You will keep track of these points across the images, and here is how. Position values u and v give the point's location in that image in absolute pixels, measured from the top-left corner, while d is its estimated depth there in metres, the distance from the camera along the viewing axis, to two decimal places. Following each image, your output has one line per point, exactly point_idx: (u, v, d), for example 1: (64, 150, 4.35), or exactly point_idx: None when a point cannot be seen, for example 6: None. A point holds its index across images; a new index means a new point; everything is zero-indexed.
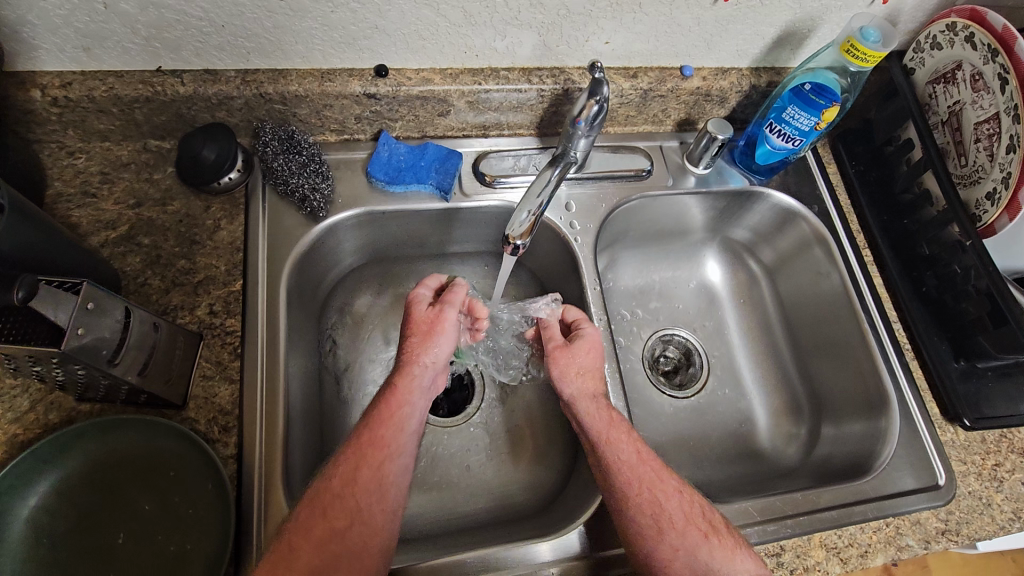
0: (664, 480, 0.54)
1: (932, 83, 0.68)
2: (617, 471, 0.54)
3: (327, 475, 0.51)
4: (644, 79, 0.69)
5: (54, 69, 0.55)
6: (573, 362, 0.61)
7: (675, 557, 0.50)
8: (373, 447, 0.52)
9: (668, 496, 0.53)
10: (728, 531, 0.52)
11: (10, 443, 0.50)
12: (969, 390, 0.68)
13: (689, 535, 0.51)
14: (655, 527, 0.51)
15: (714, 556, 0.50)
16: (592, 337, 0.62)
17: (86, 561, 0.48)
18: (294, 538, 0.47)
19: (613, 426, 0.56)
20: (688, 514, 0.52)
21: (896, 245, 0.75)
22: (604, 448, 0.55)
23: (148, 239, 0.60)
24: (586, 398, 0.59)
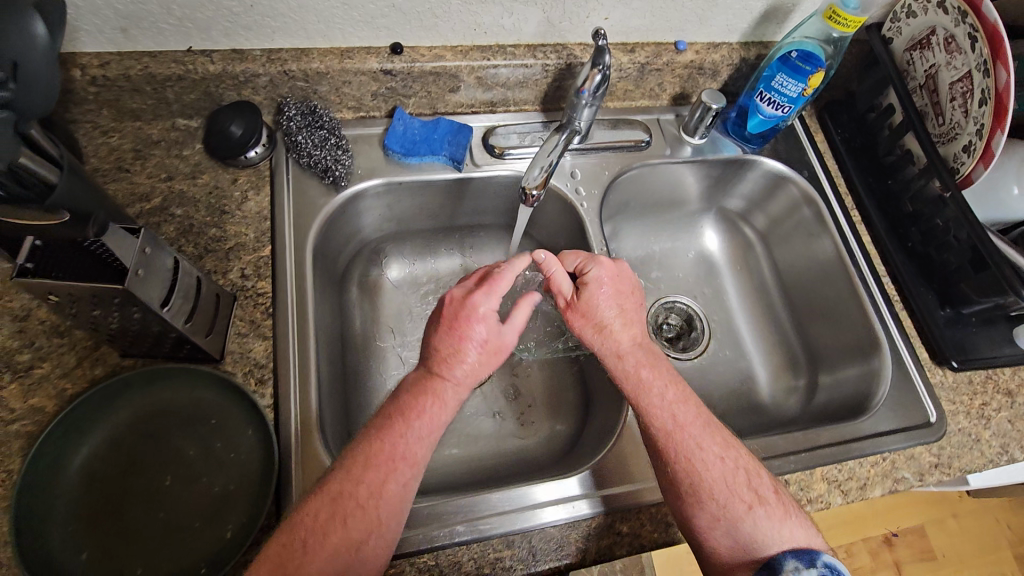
0: (704, 449, 0.55)
1: (909, 50, 0.73)
2: (658, 439, 0.56)
3: (353, 478, 0.48)
4: (642, 53, 0.74)
5: (92, 49, 0.59)
6: (590, 316, 0.63)
7: (715, 526, 0.52)
8: (404, 461, 0.49)
9: (708, 467, 0.54)
10: (776, 501, 0.53)
11: (60, 396, 0.54)
12: (955, 334, 0.72)
13: (730, 505, 0.53)
14: (694, 495, 0.53)
15: (756, 526, 0.52)
16: (596, 284, 0.63)
17: (136, 501, 0.51)
18: (307, 538, 0.45)
19: (645, 388, 0.58)
20: (731, 485, 0.53)
21: (883, 205, 0.80)
22: (639, 412, 0.58)
23: (181, 209, 0.63)
24: (612, 356, 0.61)
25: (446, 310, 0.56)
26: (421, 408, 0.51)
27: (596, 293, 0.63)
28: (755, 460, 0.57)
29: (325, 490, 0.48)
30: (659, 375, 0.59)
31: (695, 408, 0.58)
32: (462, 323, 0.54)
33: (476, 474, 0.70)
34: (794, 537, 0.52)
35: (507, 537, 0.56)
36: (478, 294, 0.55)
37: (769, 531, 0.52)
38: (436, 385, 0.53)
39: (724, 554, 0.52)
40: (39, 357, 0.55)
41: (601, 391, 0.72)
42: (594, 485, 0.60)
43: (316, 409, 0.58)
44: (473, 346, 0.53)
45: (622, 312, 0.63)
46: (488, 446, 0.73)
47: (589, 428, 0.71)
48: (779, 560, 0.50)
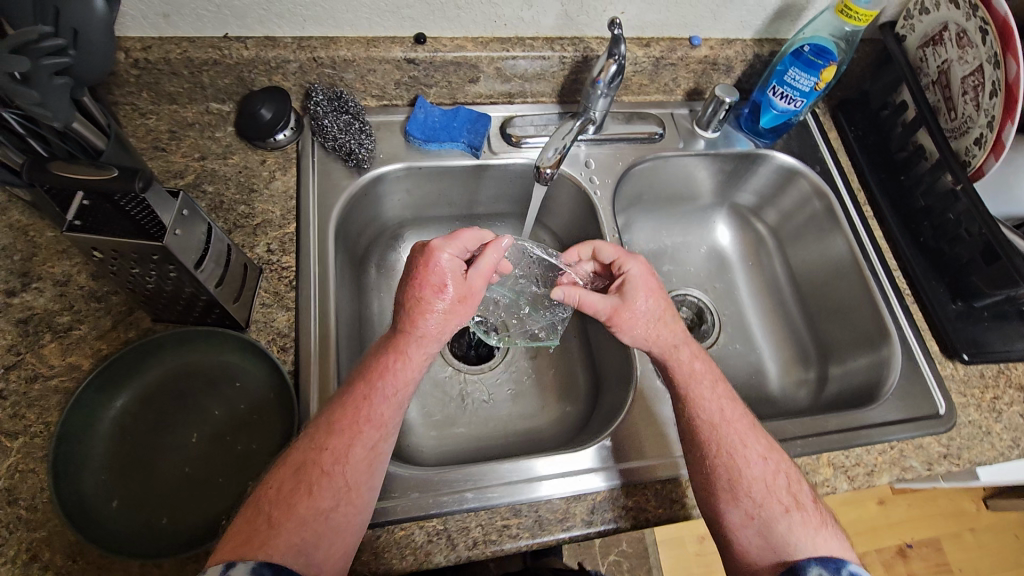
0: (749, 448, 0.57)
1: (922, 47, 0.74)
2: (700, 429, 0.58)
3: (317, 447, 0.51)
4: (656, 48, 0.76)
5: (136, 34, 0.63)
6: (635, 315, 0.62)
7: (748, 523, 0.54)
8: (371, 425, 0.53)
9: (752, 465, 0.56)
10: (813, 509, 0.55)
11: (95, 355, 0.57)
12: (967, 328, 0.72)
13: (767, 505, 0.54)
14: (731, 491, 0.55)
15: (790, 528, 0.53)
16: (637, 278, 0.64)
17: (164, 455, 0.54)
18: (273, 512, 0.48)
19: (697, 381, 0.60)
20: (771, 486, 0.55)
21: (894, 201, 0.80)
22: (685, 404, 0.60)
23: (212, 187, 0.67)
24: (669, 349, 0.62)
25: (411, 265, 0.60)
26: (382, 369, 0.56)
27: (641, 288, 0.63)
28: (795, 467, 0.58)
29: (289, 460, 0.51)
30: (709, 372, 0.61)
31: (741, 409, 0.60)
32: (423, 272, 0.58)
33: (486, 452, 0.72)
34: (828, 546, 0.53)
35: (514, 506, 0.58)
36: (440, 241, 0.59)
37: (803, 536, 0.53)
38: (405, 338, 0.57)
39: (752, 551, 0.54)
40: (77, 319, 0.58)
41: (610, 373, 0.74)
42: (599, 459, 0.61)
43: (334, 377, 0.61)
44: (436, 294, 0.57)
45: (667, 305, 0.63)
46: (498, 426, 0.75)
47: (598, 410, 0.73)
48: (803, 564, 0.50)
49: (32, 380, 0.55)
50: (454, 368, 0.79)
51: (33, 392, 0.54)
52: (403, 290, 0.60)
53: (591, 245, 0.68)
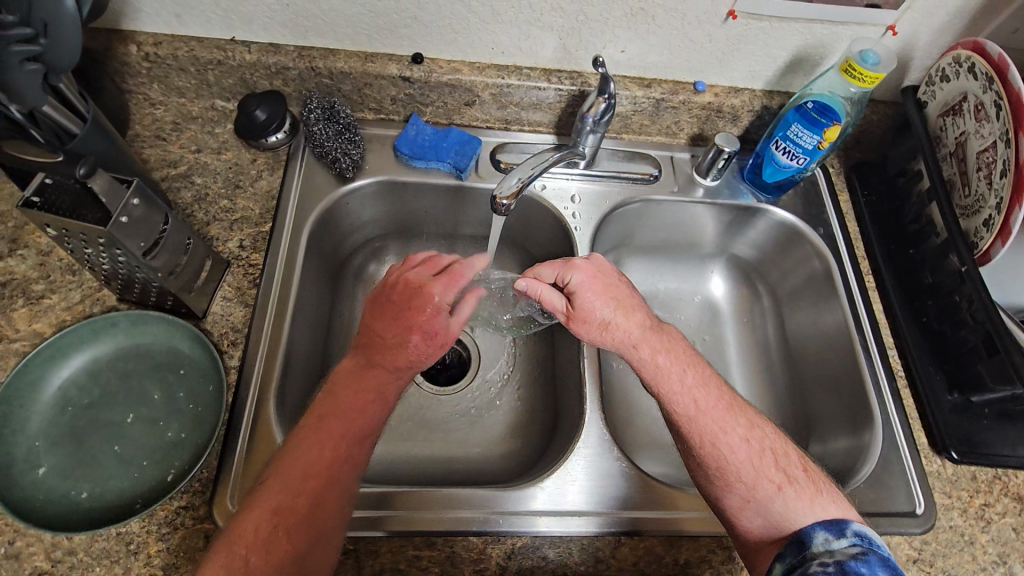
0: (729, 434, 0.56)
1: (942, 116, 0.70)
2: (681, 425, 0.57)
3: (289, 490, 0.49)
4: (658, 89, 0.75)
5: (150, 29, 0.67)
6: (585, 321, 0.62)
7: (745, 506, 0.53)
8: (343, 464, 0.52)
9: (735, 450, 0.55)
10: (805, 479, 0.54)
11: (58, 325, 0.60)
12: (963, 424, 0.66)
13: (759, 485, 0.54)
14: (722, 478, 0.55)
15: (787, 505, 0.52)
16: (584, 285, 0.63)
17: (98, 431, 0.56)
18: (249, 555, 0.46)
19: (664, 376, 0.59)
20: (758, 466, 0.55)
21: (901, 274, 0.75)
22: (660, 400, 0.59)
23: (200, 178, 0.69)
24: (627, 349, 0.61)
25: (395, 293, 0.59)
26: (360, 407, 0.54)
27: (592, 296, 0.62)
28: (777, 439, 0.57)
29: (264, 502, 0.49)
30: (677, 361, 0.60)
31: (717, 392, 0.59)
32: (416, 314, 0.57)
33: (429, 476, 0.70)
34: (828, 513, 0.52)
35: (429, 538, 0.56)
36: (439, 287, 0.58)
37: (801, 511, 0.52)
38: (381, 369, 0.56)
39: (757, 533, 0.53)
40: (50, 289, 0.61)
41: (564, 415, 0.71)
42: (526, 503, 0.59)
43: (276, 379, 0.61)
44: (416, 330, 0.57)
45: (618, 303, 0.62)
46: (448, 451, 0.73)
47: (547, 452, 0.70)
48: (807, 532, 0.50)
49: None
50: (416, 386, 0.78)
51: None
52: (380, 321, 0.58)
53: (532, 270, 0.66)
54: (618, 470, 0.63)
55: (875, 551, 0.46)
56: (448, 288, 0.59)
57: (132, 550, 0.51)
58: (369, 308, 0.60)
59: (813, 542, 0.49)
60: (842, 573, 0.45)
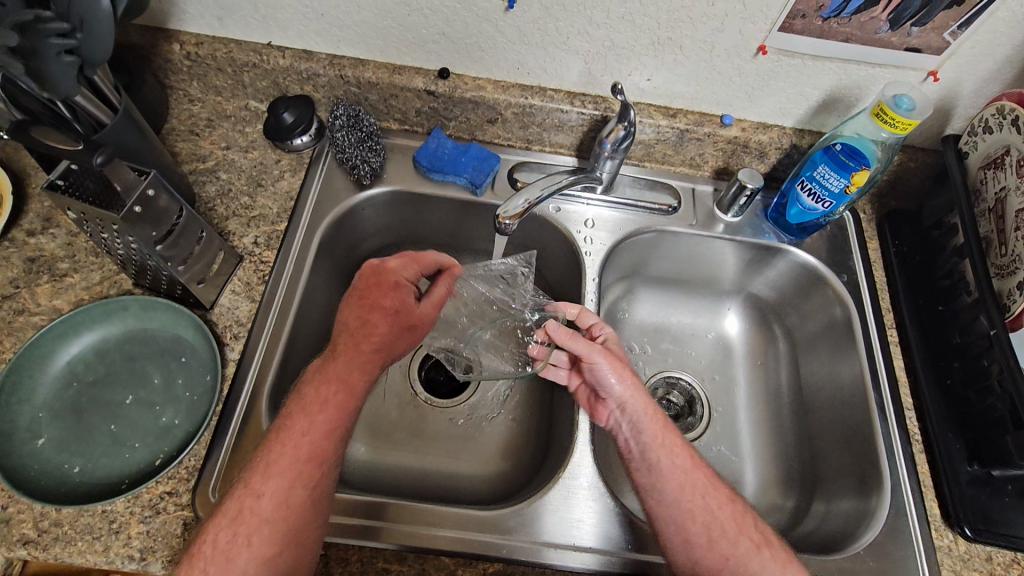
0: (717, 493, 0.59)
1: (983, 168, 0.66)
2: (673, 478, 0.59)
3: (254, 491, 0.50)
4: (682, 120, 0.73)
5: (193, 30, 0.70)
6: (613, 362, 0.63)
7: (723, 566, 0.55)
8: (314, 467, 0.52)
9: (721, 505, 0.59)
10: (779, 545, 0.57)
11: (75, 302, 0.62)
12: (981, 498, 0.61)
13: (739, 545, 0.56)
14: (706, 535, 0.56)
15: (763, 566, 0.55)
16: (613, 342, 0.68)
17: (98, 408, 0.58)
18: (209, 566, 0.46)
19: (666, 430, 0.62)
20: (741, 522, 0.58)
21: (926, 332, 0.71)
22: (656, 449, 0.61)
23: (226, 175, 0.72)
24: (639, 399, 0.63)
25: (362, 283, 0.61)
26: (325, 400, 0.55)
27: (616, 354, 0.67)
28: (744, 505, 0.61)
29: (223, 510, 0.49)
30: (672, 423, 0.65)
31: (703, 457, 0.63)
32: (375, 292, 0.60)
33: (415, 488, 0.70)
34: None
35: (400, 552, 0.56)
36: (396, 262, 0.61)
37: (775, 570, 0.54)
38: (344, 352, 0.58)
39: None
40: (73, 268, 0.64)
41: (556, 440, 0.70)
42: (503, 529, 0.58)
43: (272, 376, 0.62)
44: (384, 316, 0.59)
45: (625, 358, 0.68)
46: (437, 464, 0.73)
47: (535, 478, 0.68)
48: None
49: (19, 312, 0.61)
50: (413, 395, 0.78)
51: (17, 322, 0.61)
52: (348, 305, 0.60)
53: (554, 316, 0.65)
54: (604, 505, 0.61)
55: None
56: (409, 264, 0.62)
57: (114, 529, 0.53)
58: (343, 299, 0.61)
59: None
60: None
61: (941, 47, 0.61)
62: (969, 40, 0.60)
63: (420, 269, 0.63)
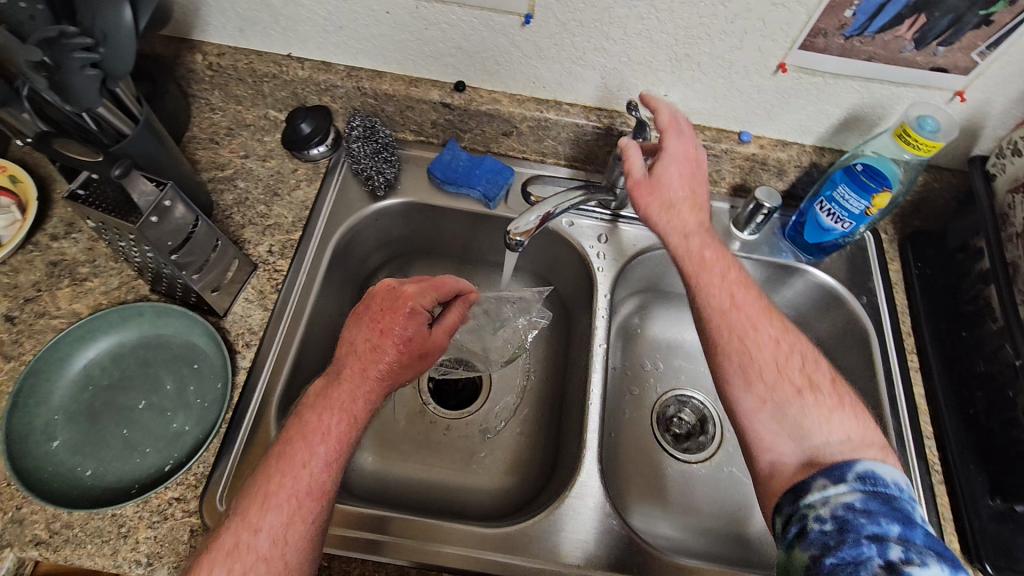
0: (759, 332, 0.56)
1: (1012, 191, 0.64)
2: (714, 317, 0.58)
3: (250, 526, 0.47)
4: (699, 136, 0.72)
5: (216, 41, 0.72)
6: (655, 198, 0.62)
7: (761, 408, 0.53)
8: (313, 498, 0.50)
9: (763, 349, 0.55)
10: (828, 391, 0.53)
11: (94, 307, 0.64)
12: (1004, 535, 0.59)
13: (780, 388, 0.53)
14: (743, 376, 0.55)
15: (803, 411, 0.52)
16: (673, 156, 0.62)
17: (112, 412, 0.59)
18: None
19: (706, 269, 0.60)
20: (783, 367, 0.54)
21: (949, 360, 0.69)
22: (695, 291, 0.60)
23: (243, 183, 0.73)
24: (678, 236, 0.62)
25: (376, 305, 0.59)
26: (328, 429, 0.52)
27: (672, 172, 0.62)
28: (810, 350, 0.57)
29: (217, 544, 0.47)
30: (721, 259, 0.61)
31: (755, 295, 0.59)
32: (389, 317, 0.58)
33: (421, 500, 0.69)
34: (842, 429, 0.51)
35: (403, 568, 0.56)
36: (415, 289, 0.60)
37: (815, 417, 0.51)
38: (350, 379, 0.55)
39: (766, 438, 0.52)
40: (93, 273, 0.66)
41: (563, 457, 0.69)
42: (507, 545, 0.58)
43: (282, 385, 0.63)
44: (394, 343, 0.56)
45: (692, 195, 0.62)
46: (444, 476, 0.72)
47: (542, 494, 0.68)
48: (808, 482, 0.47)
49: (40, 315, 0.63)
50: (422, 406, 0.78)
51: (37, 325, 0.62)
52: (357, 328, 0.58)
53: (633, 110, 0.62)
54: (610, 525, 0.60)
55: (877, 493, 0.44)
56: (426, 291, 0.61)
57: (123, 533, 0.53)
58: (354, 321, 0.59)
59: (812, 488, 0.46)
60: (846, 528, 0.42)
61: (969, 67, 0.59)
62: (998, 61, 0.58)
63: (435, 296, 0.61)
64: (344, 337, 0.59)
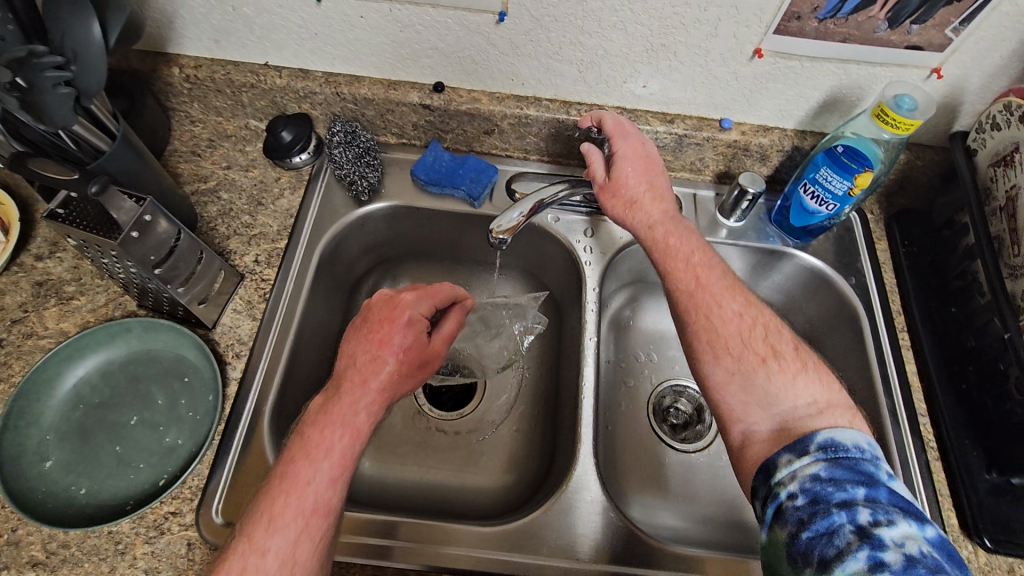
0: (724, 308, 0.57)
1: (994, 165, 0.64)
2: (680, 299, 0.59)
3: (256, 548, 0.46)
4: (680, 125, 0.72)
5: (192, 53, 0.72)
6: (616, 199, 0.65)
7: (728, 380, 0.53)
8: (318, 514, 0.48)
9: (726, 322, 0.56)
10: (793, 357, 0.53)
11: (81, 325, 0.63)
12: (1000, 508, 0.59)
13: (745, 359, 0.54)
14: (710, 351, 0.55)
15: (769, 379, 0.52)
16: (625, 154, 0.65)
17: (103, 429, 0.58)
18: None
19: (672, 253, 0.61)
20: (746, 339, 0.55)
21: (941, 337, 0.68)
22: (663, 276, 0.62)
23: (227, 194, 0.73)
24: (645, 228, 0.64)
25: (373, 315, 0.59)
26: (329, 442, 0.51)
27: (627, 170, 0.64)
28: (779, 323, 0.57)
29: (226, 569, 0.45)
30: (685, 242, 0.62)
31: (719, 272, 0.60)
32: (386, 325, 0.58)
33: (420, 503, 0.69)
34: (807, 394, 0.50)
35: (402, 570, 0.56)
36: (410, 298, 0.60)
37: (780, 384, 0.51)
38: (352, 391, 0.54)
39: (736, 409, 0.52)
40: (80, 291, 0.65)
41: (560, 452, 0.69)
42: (506, 543, 0.58)
43: (274, 394, 0.63)
44: (392, 351, 0.56)
45: (651, 187, 0.65)
46: (442, 477, 0.72)
47: (540, 491, 0.68)
48: (773, 458, 0.46)
49: (28, 336, 0.63)
50: (417, 408, 0.78)
51: (25, 346, 0.62)
52: (355, 341, 0.57)
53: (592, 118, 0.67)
54: (608, 517, 0.60)
55: (840, 461, 0.43)
56: (422, 300, 0.61)
57: (120, 550, 0.53)
58: (351, 332, 0.59)
59: (777, 465, 0.46)
60: (817, 501, 0.41)
61: (944, 44, 0.59)
62: (972, 36, 0.59)
63: (431, 303, 0.62)
64: (341, 349, 0.58)
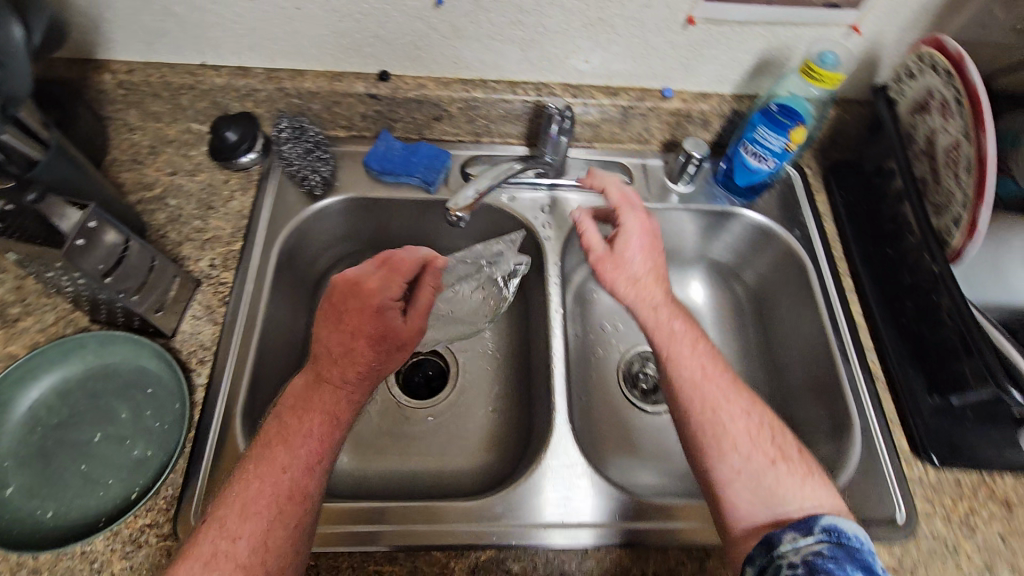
0: (733, 405, 0.58)
1: (912, 113, 0.69)
2: (683, 387, 0.60)
3: (228, 533, 0.47)
4: (624, 97, 0.75)
5: (123, 58, 0.69)
6: (617, 271, 0.65)
7: (735, 477, 0.54)
8: (293, 501, 0.49)
9: (734, 419, 0.57)
10: (799, 460, 0.55)
11: (31, 346, 0.61)
12: (941, 426, 0.64)
13: (753, 457, 0.55)
14: (717, 448, 0.56)
15: (777, 480, 0.54)
16: (631, 230, 0.66)
17: (65, 450, 0.56)
18: None
19: (677, 341, 0.62)
20: (755, 438, 0.56)
21: (880, 277, 0.73)
22: (666, 362, 0.62)
23: (175, 201, 0.71)
24: (647, 307, 0.64)
25: (338, 300, 0.56)
26: (306, 429, 0.52)
27: (631, 246, 0.65)
28: (778, 420, 0.59)
29: (195, 555, 0.45)
30: (689, 331, 0.63)
31: (721, 363, 0.61)
32: (356, 311, 0.56)
33: (403, 492, 0.70)
34: (816, 495, 0.53)
35: (390, 553, 0.56)
36: (381, 280, 0.58)
37: (788, 485, 0.53)
38: (331, 379, 0.54)
39: (741, 508, 0.53)
40: (26, 312, 0.63)
41: (537, 425, 0.71)
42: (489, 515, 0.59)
43: (243, 396, 0.62)
44: (366, 336, 0.55)
45: (654, 268, 0.65)
46: (423, 463, 0.73)
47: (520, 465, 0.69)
48: (776, 535, 0.48)
49: None
50: (392, 398, 0.77)
51: None
52: (328, 328, 0.56)
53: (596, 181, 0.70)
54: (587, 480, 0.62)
55: (842, 545, 0.46)
56: (392, 280, 0.59)
57: (96, 568, 0.52)
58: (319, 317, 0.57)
59: (781, 541, 0.47)
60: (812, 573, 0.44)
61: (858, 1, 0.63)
62: None
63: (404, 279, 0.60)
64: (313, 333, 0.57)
